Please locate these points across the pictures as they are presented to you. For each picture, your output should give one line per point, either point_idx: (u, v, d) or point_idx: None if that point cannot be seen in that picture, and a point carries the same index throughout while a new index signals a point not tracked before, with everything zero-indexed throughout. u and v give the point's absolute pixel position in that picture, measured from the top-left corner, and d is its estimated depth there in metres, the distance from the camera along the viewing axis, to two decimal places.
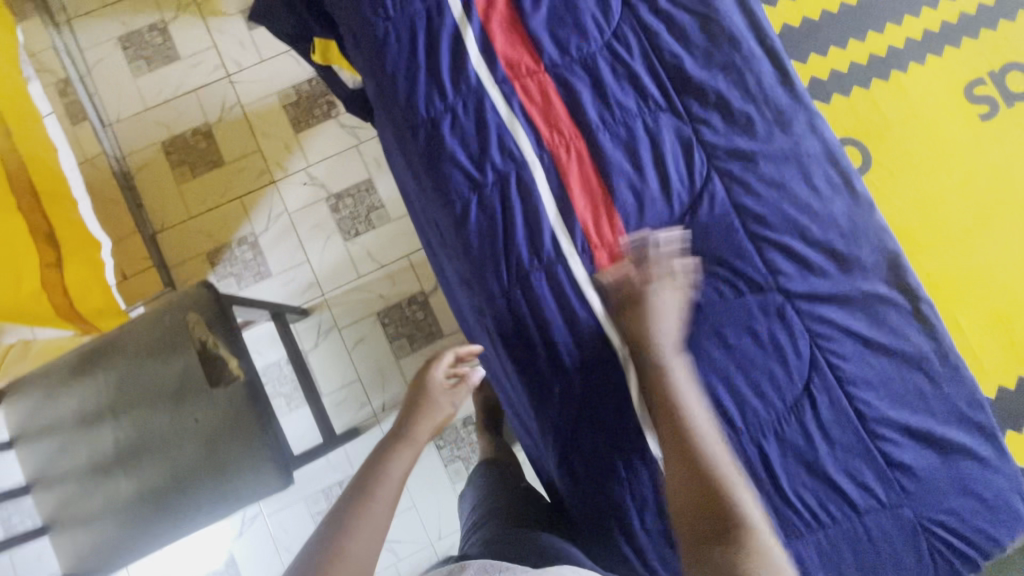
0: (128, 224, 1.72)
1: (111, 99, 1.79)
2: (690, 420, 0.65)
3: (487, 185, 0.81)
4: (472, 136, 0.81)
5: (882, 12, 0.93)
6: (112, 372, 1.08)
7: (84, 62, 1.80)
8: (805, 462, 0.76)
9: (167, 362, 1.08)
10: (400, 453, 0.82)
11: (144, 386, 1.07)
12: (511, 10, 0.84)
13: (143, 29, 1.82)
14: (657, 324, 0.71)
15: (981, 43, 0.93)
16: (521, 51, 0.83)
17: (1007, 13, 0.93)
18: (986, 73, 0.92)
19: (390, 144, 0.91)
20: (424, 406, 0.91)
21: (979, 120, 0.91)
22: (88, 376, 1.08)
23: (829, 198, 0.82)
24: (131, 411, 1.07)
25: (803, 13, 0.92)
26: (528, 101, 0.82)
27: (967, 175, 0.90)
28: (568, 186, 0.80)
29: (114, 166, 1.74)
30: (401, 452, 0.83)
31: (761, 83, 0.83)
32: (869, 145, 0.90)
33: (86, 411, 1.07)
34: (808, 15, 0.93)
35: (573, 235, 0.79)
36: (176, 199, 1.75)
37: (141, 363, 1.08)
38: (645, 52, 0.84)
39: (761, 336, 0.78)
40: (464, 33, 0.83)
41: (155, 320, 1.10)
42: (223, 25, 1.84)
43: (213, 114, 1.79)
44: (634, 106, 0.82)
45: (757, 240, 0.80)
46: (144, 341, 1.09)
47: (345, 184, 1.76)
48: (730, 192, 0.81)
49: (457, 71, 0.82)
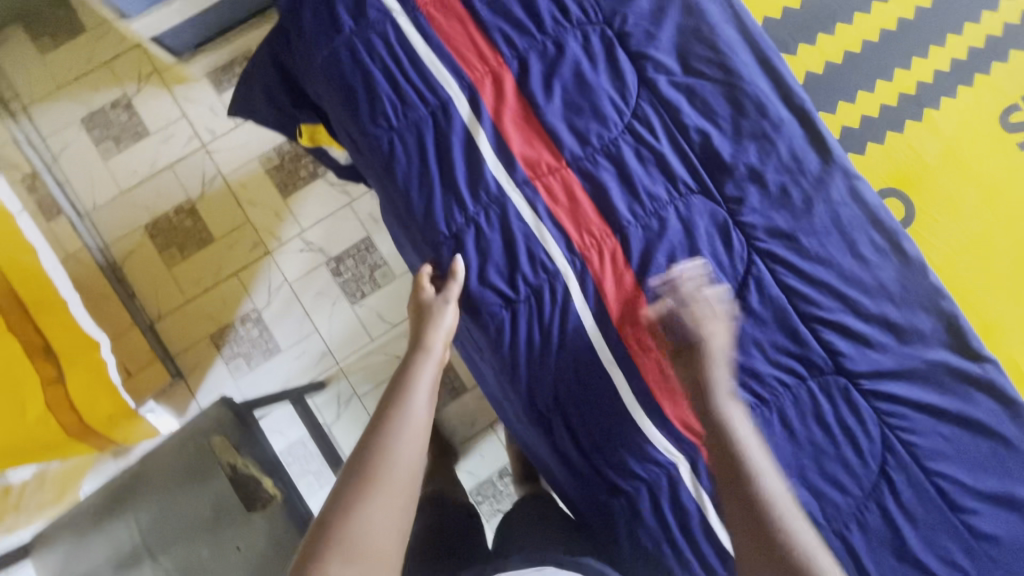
0: (122, 317, 1.64)
1: (85, 186, 1.69)
2: (761, 485, 0.62)
3: (524, 297, 0.77)
4: (499, 249, 0.77)
5: (905, 45, 0.88)
6: (143, 511, 1.02)
7: (50, 150, 1.70)
8: (891, 547, 0.73)
9: (198, 491, 1.02)
10: (411, 407, 0.67)
11: (178, 522, 1.01)
12: (524, 105, 0.79)
13: (107, 107, 1.72)
14: (709, 371, 0.68)
15: (1012, 66, 0.88)
16: (540, 149, 0.78)
17: None
18: (1021, 97, 0.87)
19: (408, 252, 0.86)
20: (427, 320, 0.75)
21: (1019, 149, 0.87)
22: (119, 517, 1.02)
23: (878, 264, 0.78)
24: (167, 550, 1.00)
25: (823, 59, 0.87)
26: (553, 203, 0.77)
27: (1019, 210, 0.85)
28: (605, 291, 0.76)
29: (98, 257, 1.66)
30: (414, 404, 0.68)
31: (793, 150, 0.79)
32: (910, 196, 0.85)
33: (120, 555, 1.01)
34: (829, 60, 0.88)
35: (616, 342, 0.75)
36: (169, 284, 1.67)
37: (171, 496, 1.02)
38: (668, 133, 0.79)
39: (829, 422, 0.75)
40: (477, 137, 0.78)
41: (181, 444, 1.03)
42: (190, 91, 1.74)
43: (194, 189, 1.70)
44: (664, 194, 0.78)
45: (809, 321, 0.76)
46: (171, 471, 1.02)
47: (343, 245, 1.68)
48: (776, 274, 0.77)
49: (473, 180, 0.77)
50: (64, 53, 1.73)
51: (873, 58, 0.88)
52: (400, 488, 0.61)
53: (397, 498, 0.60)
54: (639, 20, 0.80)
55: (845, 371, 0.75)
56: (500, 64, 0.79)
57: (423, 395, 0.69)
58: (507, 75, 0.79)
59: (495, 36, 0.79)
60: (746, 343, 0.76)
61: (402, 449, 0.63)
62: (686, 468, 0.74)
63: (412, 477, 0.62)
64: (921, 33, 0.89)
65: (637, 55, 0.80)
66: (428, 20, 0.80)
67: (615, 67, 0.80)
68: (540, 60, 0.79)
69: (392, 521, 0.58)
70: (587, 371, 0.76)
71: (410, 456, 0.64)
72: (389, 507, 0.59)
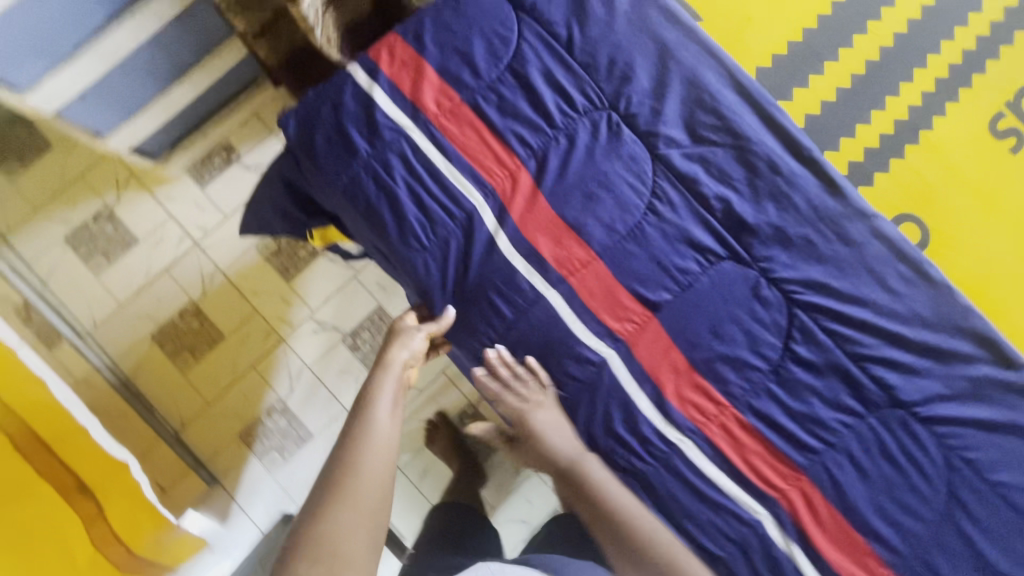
0: (146, 434, 1.60)
1: (82, 306, 1.65)
2: (639, 529, 0.73)
3: (575, 393, 0.80)
4: (551, 347, 0.79)
5: (888, 75, 0.93)
6: None
7: (38, 274, 1.65)
8: (973, 563, 0.77)
9: None
10: (377, 420, 0.73)
11: None
12: (548, 204, 0.80)
13: (89, 222, 1.68)
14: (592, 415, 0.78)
15: (990, 76, 0.93)
16: (568, 247, 0.80)
17: (1004, 39, 0.94)
18: (1003, 104, 0.92)
19: (455, 356, 0.87)
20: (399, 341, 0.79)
21: (1010, 154, 0.92)
22: None
23: (909, 294, 0.82)
24: None
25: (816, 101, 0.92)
26: (590, 298, 0.80)
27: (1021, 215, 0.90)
28: (654, 373, 0.79)
29: (110, 377, 1.61)
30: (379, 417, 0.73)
31: (810, 200, 0.82)
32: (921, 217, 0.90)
33: None
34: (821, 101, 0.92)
35: (678, 418, 0.78)
36: (188, 390, 1.63)
37: None
38: (689, 205, 0.82)
39: (894, 455, 0.78)
40: (506, 247, 0.79)
41: None
42: (172, 191, 1.71)
43: (195, 289, 1.67)
44: (697, 265, 0.81)
45: (859, 360, 0.80)
46: None
47: (356, 319, 1.67)
48: (817, 321, 0.80)
49: (514, 284, 0.79)
50: (34, 174, 1.68)
51: (858, 92, 0.93)
52: (370, 497, 0.65)
53: (364, 507, 0.64)
54: (644, 98, 0.82)
55: (898, 402, 0.79)
56: (518, 166, 0.81)
57: (390, 408, 0.74)
58: (527, 177, 0.80)
59: (509, 137, 0.81)
60: (802, 393, 0.79)
61: (369, 460, 0.68)
62: (773, 525, 0.76)
63: (382, 485, 0.67)
64: (899, 60, 0.94)
65: (648, 133, 0.82)
66: (441, 132, 0.80)
67: (629, 148, 0.82)
68: (556, 154, 0.81)
69: (362, 525, 0.63)
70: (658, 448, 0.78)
71: (378, 465, 0.68)
72: (358, 514, 0.63)
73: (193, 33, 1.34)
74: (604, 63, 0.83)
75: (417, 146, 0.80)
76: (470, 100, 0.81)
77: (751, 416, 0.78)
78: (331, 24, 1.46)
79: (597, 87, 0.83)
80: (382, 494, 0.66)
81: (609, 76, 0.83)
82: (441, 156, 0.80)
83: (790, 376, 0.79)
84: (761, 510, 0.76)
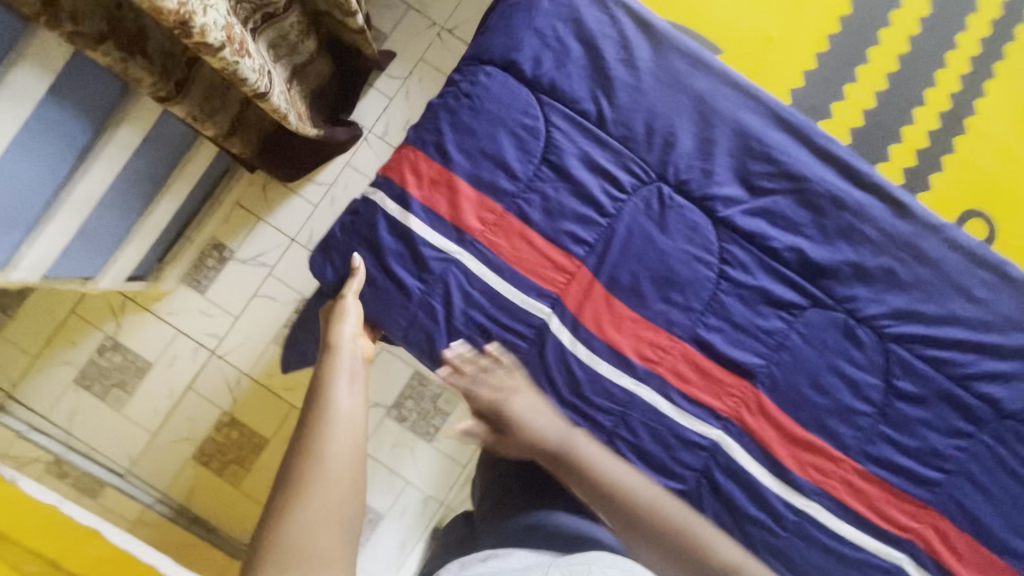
0: (216, 556, 1.55)
1: (113, 445, 1.58)
2: (628, 486, 0.72)
3: (694, 484, 0.76)
4: (653, 444, 0.76)
5: None
6: None
7: (58, 423, 1.58)
8: None
9: None
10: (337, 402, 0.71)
11: None
12: (617, 299, 0.77)
13: (95, 357, 1.60)
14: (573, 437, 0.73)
15: None
16: (649, 336, 0.77)
17: None
18: None
19: None
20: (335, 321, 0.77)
21: None
22: None
23: (999, 300, 0.79)
24: None
25: None
26: (685, 383, 0.76)
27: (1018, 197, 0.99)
28: (768, 445, 0.76)
29: (163, 509, 1.56)
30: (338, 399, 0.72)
31: (882, 227, 0.79)
32: None
33: None
34: None
35: (801, 486, 0.76)
36: (246, 501, 1.59)
37: None
38: (760, 262, 0.78)
39: (1015, 467, 0.77)
40: (583, 352, 0.76)
41: None
42: (172, 304, 1.62)
43: (224, 399, 1.61)
44: (782, 323, 0.78)
45: (964, 381, 0.78)
46: None
47: (397, 391, 1.63)
48: (914, 352, 0.78)
49: (602, 389, 0.76)
50: (24, 321, 1.58)
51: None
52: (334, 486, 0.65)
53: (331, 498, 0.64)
54: (690, 162, 0.78)
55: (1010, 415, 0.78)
56: (576, 266, 0.77)
57: (345, 388, 0.73)
58: (588, 276, 0.77)
59: (561, 238, 0.77)
60: (917, 429, 0.77)
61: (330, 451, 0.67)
62: (914, 567, 0.75)
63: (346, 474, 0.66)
64: None
65: (703, 198, 0.78)
66: (490, 249, 0.77)
67: (687, 218, 0.78)
68: (613, 243, 0.78)
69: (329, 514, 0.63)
70: (787, 519, 0.76)
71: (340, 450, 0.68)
72: (325, 505, 0.63)
73: (160, 151, 1.24)
74: (641, 133, 0.78)
75: (469, 268, 0.77)
76: (513, 208, 0.78)
77: (871, 464, 0.77)
78: (295, 97, 1.36)
79: (639, 161, 0.78)
80: (348, 482, 0.66)
81: (650, 146, 0.78)
82: (495, 276, 0.77)
83: (900, 415, 0.77)
84: (896, 552, 0.76)
